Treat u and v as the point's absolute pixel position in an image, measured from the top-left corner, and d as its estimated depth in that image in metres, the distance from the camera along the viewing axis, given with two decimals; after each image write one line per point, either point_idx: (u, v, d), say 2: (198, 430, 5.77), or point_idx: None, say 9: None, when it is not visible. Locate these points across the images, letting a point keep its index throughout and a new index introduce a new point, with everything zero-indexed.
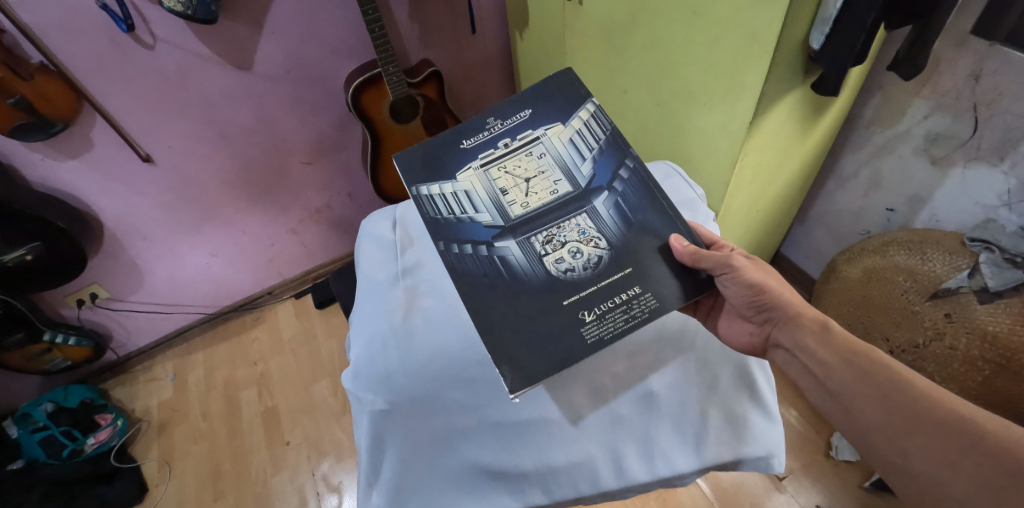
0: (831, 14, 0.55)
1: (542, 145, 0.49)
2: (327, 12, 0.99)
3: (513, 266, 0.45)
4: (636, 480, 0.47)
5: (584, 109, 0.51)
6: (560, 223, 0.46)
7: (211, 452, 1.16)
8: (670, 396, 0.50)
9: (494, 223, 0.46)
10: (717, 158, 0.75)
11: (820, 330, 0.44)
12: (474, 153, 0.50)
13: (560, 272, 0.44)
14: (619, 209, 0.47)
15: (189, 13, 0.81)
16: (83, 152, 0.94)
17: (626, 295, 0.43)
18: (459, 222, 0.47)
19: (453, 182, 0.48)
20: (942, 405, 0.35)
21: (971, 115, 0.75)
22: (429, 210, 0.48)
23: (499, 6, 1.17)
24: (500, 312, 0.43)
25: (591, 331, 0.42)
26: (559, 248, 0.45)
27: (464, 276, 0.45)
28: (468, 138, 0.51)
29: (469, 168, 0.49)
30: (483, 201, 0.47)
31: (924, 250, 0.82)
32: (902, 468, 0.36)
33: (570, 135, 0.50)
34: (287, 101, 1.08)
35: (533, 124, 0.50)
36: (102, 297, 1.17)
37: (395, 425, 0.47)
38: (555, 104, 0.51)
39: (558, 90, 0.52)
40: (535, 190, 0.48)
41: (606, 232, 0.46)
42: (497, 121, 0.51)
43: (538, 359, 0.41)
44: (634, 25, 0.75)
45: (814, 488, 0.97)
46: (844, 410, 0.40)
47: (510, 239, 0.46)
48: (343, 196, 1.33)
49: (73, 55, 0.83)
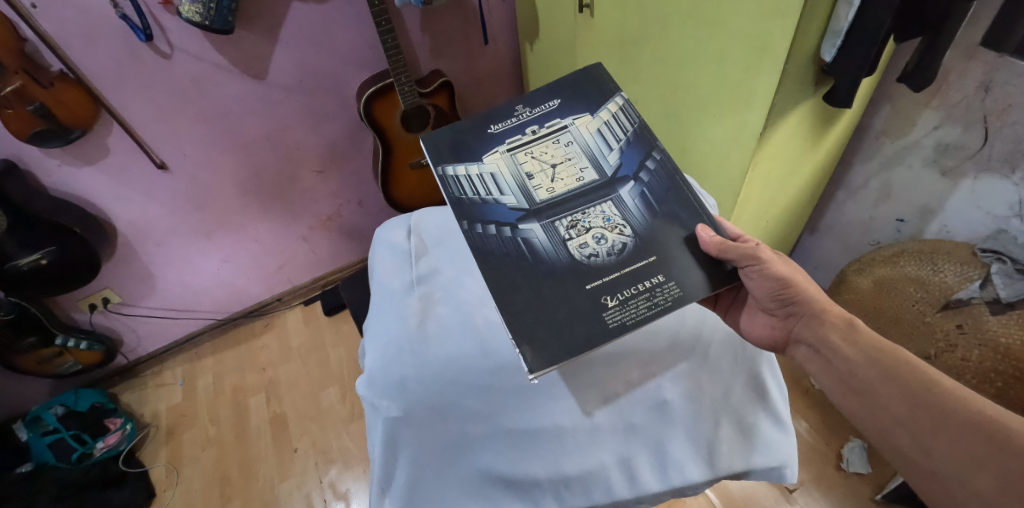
0: (843, 27, 0.56)
1: (569, 134, 0.50)
2: (341, 23, 1.00)
3: (536, 249, 0.45)
4: (648, 489, 0.47)
5: (612, 102, 0.52)
6: (585, 209, 0.46)
7: (219, 457, 1.16)
8: (682, 406, 0.50)
9: (518, 206, 0.47)
10: (728, 168, 0.76)
11: (847, 328, 0.43)
12: (502, 137, 0.51)
13: (584, 257, 0.44)
14: (645, 199, 0.47)
15: (206, 23, 0.82)
16: (100, 158, 0.95)
17: (650, 283, 0.43)
18: (484, 204, 0.47)
19: (479, 165, 0.49)
20: (967, 407, 0.35)
21: (981, 126, 0.75)
22: (454, 191, 0.48)
23: (509, 17, 1.19)
24: (523, 294, 0.43)
25: (614, 317, 0.42)
26: (584, 234, 0.45)
27: (487, 256, 0.45)
28: (496, 123, 0.52)
29: (496, 152, 0.50)
30: (508, 183, 0.48)
31: (936, 260, 0.83)
32: (924, 465, 0.35)
33: (597, 125, 0.50)
34: (300, 110, 1.09)
35: (562, 112, 0.51)
36: (114, 302, 1.18)
37: (408, 431, 0.47)
38: (584, 96, 0.52)
39: (587, 83, 0.53)
40: (560, 175, 0.48)
41: (632, 220, 0.46)
42: (525, 109, 0.52)
43: (560, 339, 0.41)
44: (647, 37, 0.76)
45: (825, 500, 0.96)
46: (869, 407, 0.39)
47: (533, 222, 0.46)
48: (353, 205, 1.34)
49: (91, 64, 0.84)
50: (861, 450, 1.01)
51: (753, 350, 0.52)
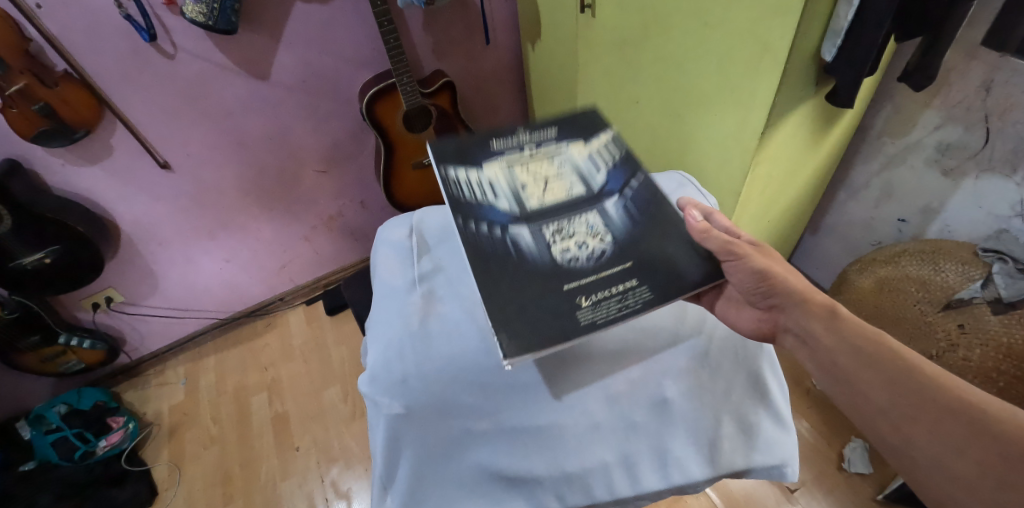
0: (842, 26, 0.56)
1: (562, 155, 0.54)
2: (343, 23, 1.01)
3: (521, 249, 0.46)
4: (649, 487, 0.47)
5: (604, 135, 0.56)
6: (570, 218, 0.48)
7: (221, 456, 1.16)
8: (683, 405, 0.49)
9: (509, 211, 0.48)
10: (729, 168, 0.76)
11: (829, 315, 0.40)
12: (500, 152, 0.54)
13: (564, 259, 0.45)
14: (627, 213, 0.50)
15: (210, 23, 0.83)
16: (103, 158, 0.96)
17: (623, 287, 0.43)
18: (481, 205, 0.48)
19: (477, 171, 0.51)
20: (949, 393, 0.33)
21: (982, 126, 0.75)
22: (454, 191, 0.49)
23: (511, 17, 1.19)
24: (502, 288, 0.43)
25: (586, 315, 0.41)
26: (567, 239, 0.46)
27: (474, 251, 0.45)
28: (496, 139, 0.55)
29: (494, 162, 0.53)
30: (503, 190, 0.50)
31: (937, 260, 0.83)
32: (905, 454, 0.33)
33: (589, 152, 0.54)
34: (303, 110, 1.10)
35: (557, 138, 0.55)
36: (117, 301, 1.18)
37: (409, 428, 0.47)
38: (579, 128, 0.57)
39: (583, 118, 0.58)
40: (550, 188, 0.51)
41: (613, 231, 0.48)
42: (525, 131, 0.56)
43: (540, 330, 0.40)
44: (647, 36, 0.76)
45: (826, 500, 0.96)
46: (852, 395, 0.37)
47: (522, 226, 0.47)
48: (356, 204, 1.35)
49: (94, 64, 0.85)
50: (863, 450, 1.01)
51: (755, 348, 0.51)
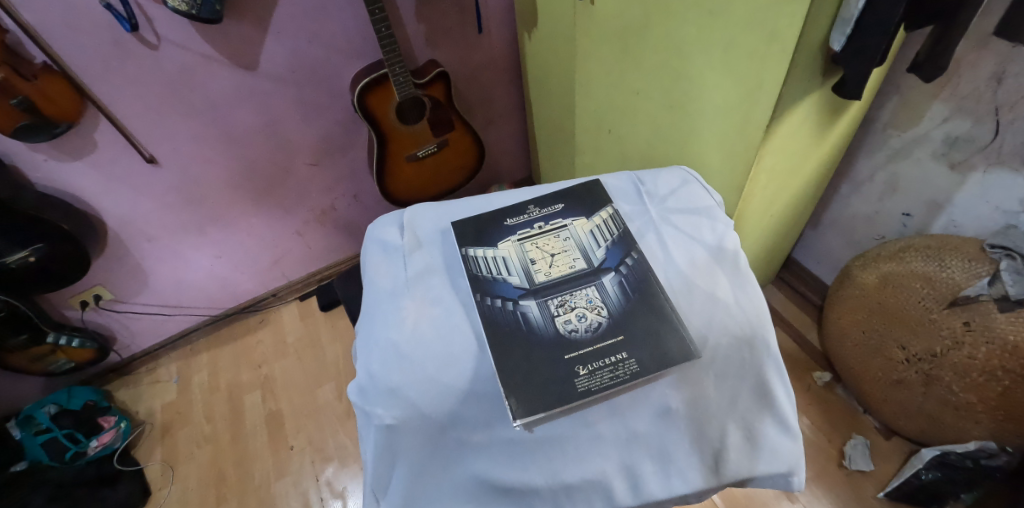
0: (853, 15, 0.53)
1: (568, 231, 0.59)
2: (332, 11, 0.97)
3: (531, 322, 0.51)
4: (652, 497, 0.45)
5: (604, 211, 0.61)
6: (573, 291, 0.53)
7: (214, 455, 1.15)
8: (686, 414, 0.46)
9: (521, 285, 0.54)
10: (734, 161, 0.74)
11: None
12: (514, 230, 0.60)
13: (566, 331, 0.50)
14: (623, 287, 0.53)
15: (193, 12, 0.79)
16: (87, 153, 0.93)
17: (614, 358, 0.48)
18: (495, 280, 0.55)
19: (494, 249, 0.58)
20: None
21: (992, 119, 0.72)
22: (473, 267, 0.56)
23: (506, 5, 1.16)
24: (511, 359, 0.48)
25: (583, 383, 0.46)
26: (569, 312, 0.52)
27: (490, 324, 0.51)
28: (512, 217, 0.62)
29: (508, 240, 0.59)
30: (516, 267, 0.56)
31: (943, 256, 0.80)
32: None
33: (591, 227, 0.59)
34: (293, 102, 1.07)
35: (564, 215, 0.61)
36: (106, 299, 1.16)
37: (401, 440, 0.45)
38: (582, 205, 0.63)
39: (586, 195, 0.64)
40: (557, 263, 0.56)
41: (609, 303, 0.52)
42: (536, 208, 0.63)
43: (541, 394, 0.46)
44: (648, 23, 0.73)
45: (825, 498, 0.96)
46: None
47: (532, 299, 0.53)
48: (349, 198, 1.32)
49: (73, 55, 0.81)
50: (864, 447, 1.00)
51: (763, 352, 0.48)
